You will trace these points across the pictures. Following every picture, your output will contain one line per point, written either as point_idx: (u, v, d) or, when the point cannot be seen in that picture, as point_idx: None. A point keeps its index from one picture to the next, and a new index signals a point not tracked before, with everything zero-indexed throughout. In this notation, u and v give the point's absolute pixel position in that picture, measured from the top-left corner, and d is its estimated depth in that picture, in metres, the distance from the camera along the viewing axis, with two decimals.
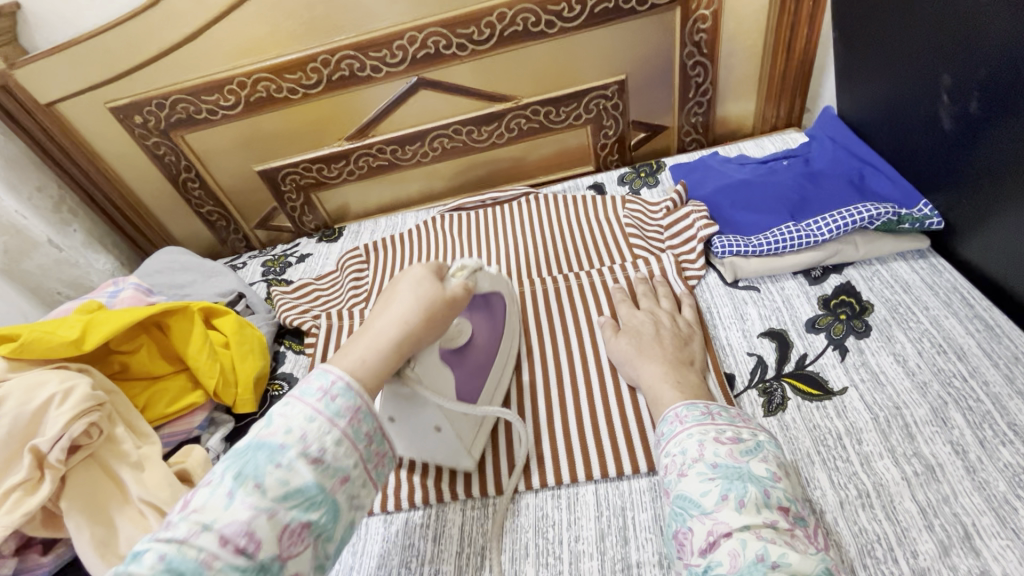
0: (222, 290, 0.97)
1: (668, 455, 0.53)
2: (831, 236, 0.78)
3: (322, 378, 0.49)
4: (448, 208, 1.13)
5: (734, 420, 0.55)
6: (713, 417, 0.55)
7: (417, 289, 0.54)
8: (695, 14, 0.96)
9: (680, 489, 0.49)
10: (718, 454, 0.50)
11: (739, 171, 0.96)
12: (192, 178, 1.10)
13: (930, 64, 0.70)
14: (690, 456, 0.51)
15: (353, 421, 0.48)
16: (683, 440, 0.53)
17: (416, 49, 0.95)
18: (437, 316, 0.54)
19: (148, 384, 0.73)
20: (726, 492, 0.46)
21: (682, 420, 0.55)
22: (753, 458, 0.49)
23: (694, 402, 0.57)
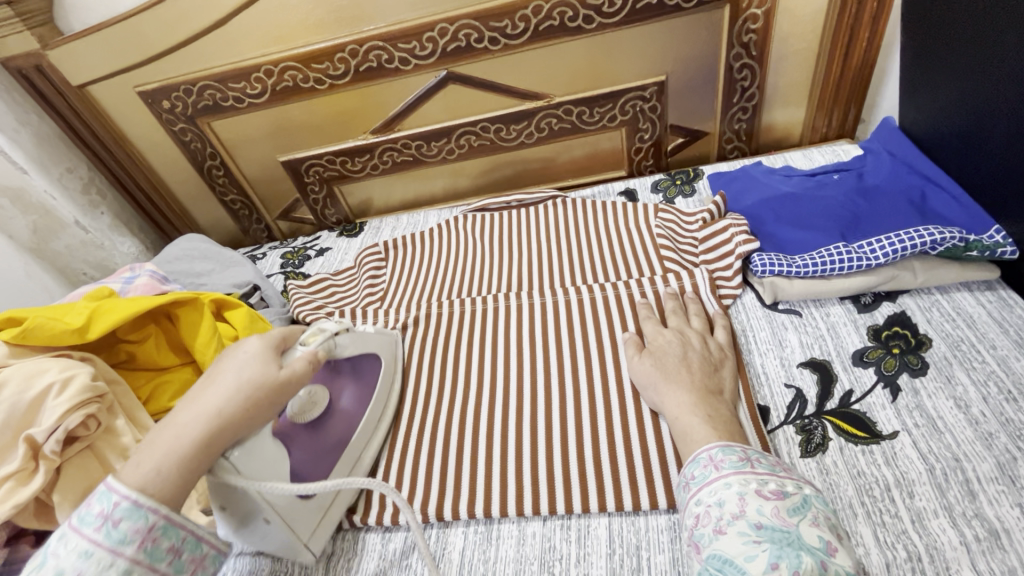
0: (238, 281, 0.96)
1: (700, 504, 0.48)
2: (886, 260, 0.71)
3: (104, 499, 0.41)
4: (471, 208, 1.09)
5: (775, 469, 0.49)
6: (753, 464, 0.49)
7: (243, 366, 0.50)
8: (746, 13, 0.89)
9: (716, 549, 0.44)
10: (762, 512, 0.44)
11: (784, 183, 0.89)
12: (217, 166, 1.09)
13: (1016, 74, 0.62)
14: (729, 511, 0.46)
15: (149, 542, 0.41)
16: (720, 489, 0.48)
17: (446, 42, 0.91)
18: (263, 401, 0.49)
19: (153, 376, 0.71)
20: (775, 560, 0.41)
21: (719, 466, 0.50)
22: (802, 518, 0.44)
23: (731, 445, 0.52)
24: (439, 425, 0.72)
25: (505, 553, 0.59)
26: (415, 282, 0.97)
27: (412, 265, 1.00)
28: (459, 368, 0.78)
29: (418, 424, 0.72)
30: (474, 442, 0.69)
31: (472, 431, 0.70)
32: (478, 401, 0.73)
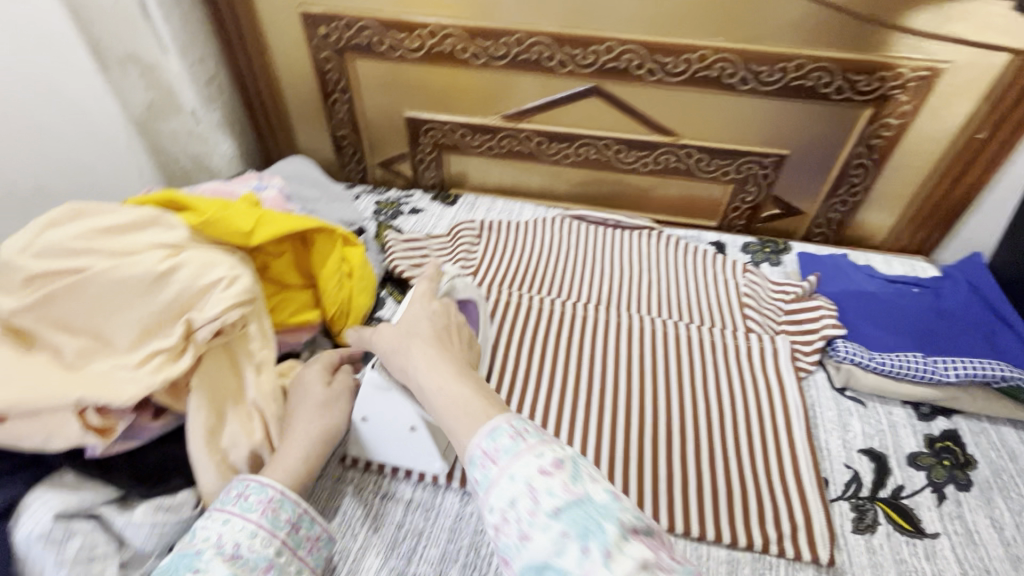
0: (344, 217, 0.98)
1: (494, 512, 0.43)
2: (957, 380, 0.78)
3: (237, 487, 0.56)
4: (568, 214, 1.14)
5: (543, 435, 0.45)
6: (524, 437, 0.45)
7: (307, 391, 0.65)
8: (883, 119, 0.95)
9: (529, 557, 0.40)
10: (552, 493, 0.41)
11: (868, 282, 0.96)
12: (343, 100, 1.12)
13: None
14: (523, 508, 0.41)
15: (269, 511, 0.55)
16: (504, 486, 0.43)
17: (608, 59, 0.96)
18: (334, 404, 0.66)
19: (279, 290, 0.74)
20: (585, 544, 0.39)
21: (497, 457, 0.44)
22: (581, 482, 0.42)
23: (500, 424, 0.46)
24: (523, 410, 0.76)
25: None
26: (506, 269, 1.01)
27: (505, 251, 1.05)
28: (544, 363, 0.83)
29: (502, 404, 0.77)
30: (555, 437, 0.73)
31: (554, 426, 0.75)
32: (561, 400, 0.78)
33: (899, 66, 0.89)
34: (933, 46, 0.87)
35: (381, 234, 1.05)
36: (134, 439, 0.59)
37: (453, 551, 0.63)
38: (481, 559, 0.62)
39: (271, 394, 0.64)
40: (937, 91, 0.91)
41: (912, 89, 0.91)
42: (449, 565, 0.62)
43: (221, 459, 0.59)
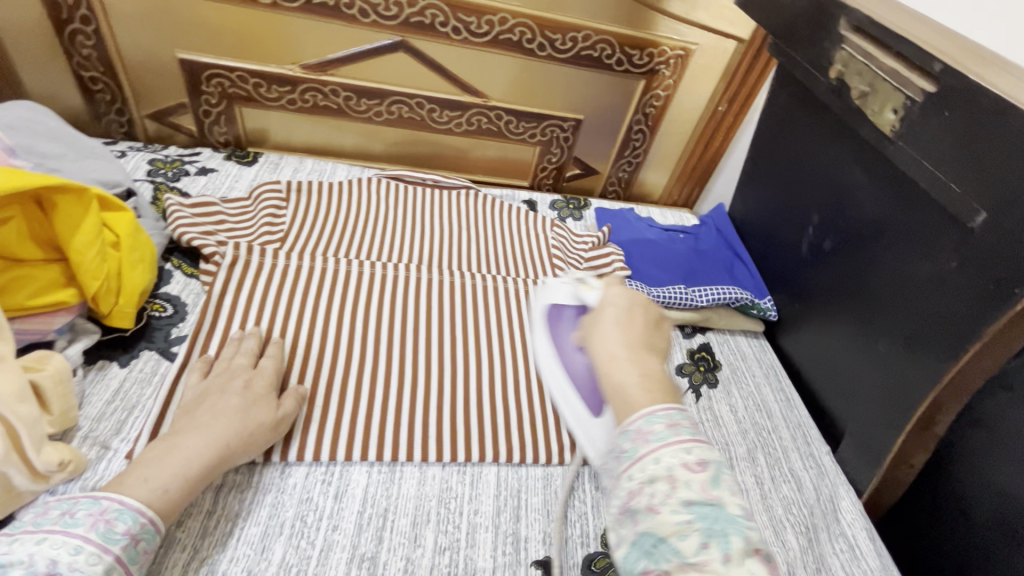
0: (103, 177, 0.81)
1: (631, 480, 0.46)
2: (708, 304, 0.98)
3: (27, 510, 0.48)
4: (384, 174, 1.10)
5: (697, 433, 0.48)
6: (677, 431, 0.48)
7: (245, 398, 0.61)
8: (653, 91, 1.11)
9: (651, 526, 0.43)
10: (691, 488, 0.44)
11: (647, 231, 1.13)
12: (88, 33, 0.90)
13: (808, 206, 0.91)
14: (662, 489, 0.44)
15: (40, 517, 0.47)
16: (648, 466, 0.46)
17: (412, 13, 0.94)
18: (259, 438, 0.60)
19: (9, 266, 0.59)
20: (706, 539, 0.41)
21: (646, 438, 0.47)
22: (723, 489, 0.44)
23: (654, 411, 0.49)
24: (348, 374, 0.74)
25: (406, 491, 0.66)
26: (319, 233, 0.95)
27: (317, 214, 0.98)
28: (367, 323, 0.82)
29: (317, 375, 0.73)
30: (383, 395, 0.73)
31: (380, 385, 0.74)
32: (395, 365, 0.77)
33: (662, 44, 1.04)
34: (684, 29, 1.03)
35: (160, 197, 0.90)
36: None
37: (276, 526, 0.60)
38: (308, 526, 0.61)
39: (16, 394, 0.53)
40: (690, 68, 1.09)
41: (673, 66, 1.08)
42: (274, 540, 0.59)
43: None
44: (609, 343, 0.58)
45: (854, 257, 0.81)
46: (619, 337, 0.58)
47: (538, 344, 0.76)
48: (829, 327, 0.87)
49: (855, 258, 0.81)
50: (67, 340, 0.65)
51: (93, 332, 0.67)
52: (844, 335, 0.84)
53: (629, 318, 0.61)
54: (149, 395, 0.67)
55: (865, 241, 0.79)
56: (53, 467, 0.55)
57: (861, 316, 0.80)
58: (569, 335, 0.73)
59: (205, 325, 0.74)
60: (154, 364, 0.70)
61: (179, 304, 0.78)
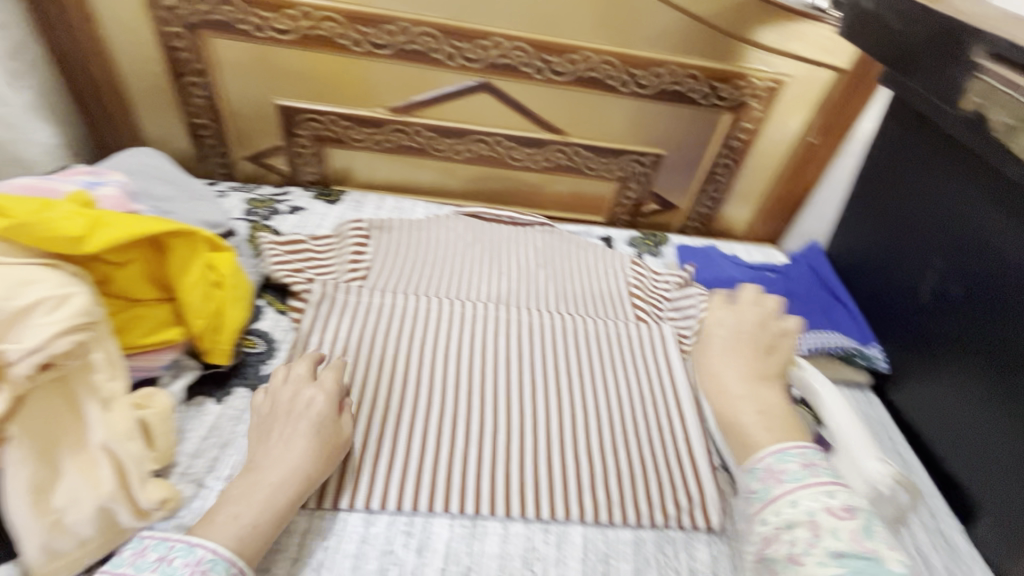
0: (207, 218, 0.86)
1: (767, 525, 0.51)
2: (807, 352, 0.90)
3: (134, 547, 0.51)
4: (462, 211, 1.11)
5: (836, 477, 0.52)
6: (813, 472, 0.52)
7: (314, 420, 0.60)
8: (740, 124, 1.06)
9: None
10: (841, 538, 0.48)
11: (732, 269, 1.07)
12: (200, 84, 0.97)
13: (929, 249, 0.82)
14: (804, 536, 0.49)
15: (139, 557, 0.50)
16: (785, 508, 0.50)
17: (496, 55, 0.95)
18: (327, 455, 0.60)
19: (125, 306, 0.62)
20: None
21: (779, 478, 0.52)
22: (876, 540, 0.48)
23: (789, 449, 0.54)
24: (429, 417, 0.73)
25: (489, 548, 0.63)
26: (399, 271, 0.96)
27: (397, 251, 0.99)
28: (447, 364, 0.80)
29: (398, 418, 0.72)
30: (465, 442, 0.71)
31: (462, 430, 0.72)
32: (468, 404, 0.75)
33: (752, 76, 1.00)
34: (776, 60, 0.98)
35: (254, 235, 0.93)
36: None
37: None
38: None
39: (128, 433, 0.55)
40: (782, 99, 1.03)
41: (763, 98, 1.03)
42: None
43: (54, 520, 0.50)
44: (723, 376, 0.61)
45: (993, 310, 0.71)
46: (734, 368, 0.61)
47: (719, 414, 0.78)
48: (950, 383, 0.78)
49: (994, 311, 0.71)
50: (170, 376, 0.68)
51: (195, 368, 0.71)
52: (974, 396, 0.74)
53: (741, 348, 0.63)
54: (240, 433, 0.68)
55: (1007, 291, 0.70)
56: (155, 506, 0.56)
57: (993, 373, 0.71)
58: None
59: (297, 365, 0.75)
60: (246, 402, 0.71)
61: (271, 340, 0.80)
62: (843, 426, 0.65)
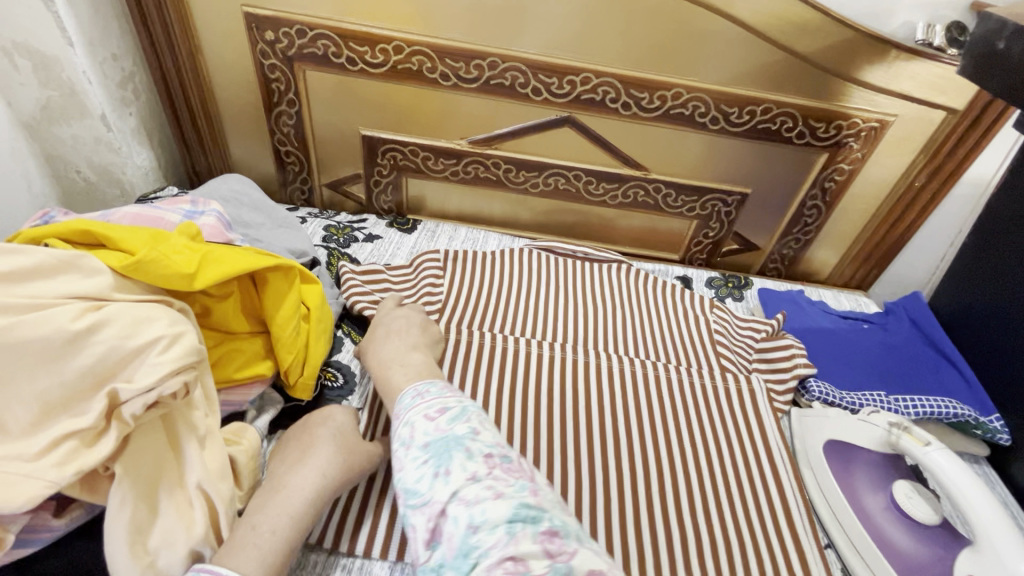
0: (293, 246, 0.86)
1: (400, 450, 0.52)
2: (916, 418, 0.82)
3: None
4: (535, 245, 1.08)
5: (444, 393, 0.57)
6: (450, 392, 0.57)
7: (342, 434, 0.62)
8: (836, 165, 1.00)
9: (404, 484, 0.49)
10: (428, 432, 0.51)
11: (823, 319, 1.00)
12: (290, 113, 0.99)
13: None
14: (405, 439, 0.52)
15: None
16: (409, 423, 0.53)
17: (584, 90, 0.93)
18: (353, 464, 0.60)
19: (222, 340, 0.62)
20: (437, 467, 0.47)
21: (422, 408, 0.54)
22: (457, 422, 0.51)
23: (436, 381, 0.60)
24: None
25: None
26: (476, 305, 0.94)
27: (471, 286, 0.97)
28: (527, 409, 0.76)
29: None
30: None
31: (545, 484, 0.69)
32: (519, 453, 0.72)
33: (854, 116, 0.94)
34: (883, 100, 0.92)
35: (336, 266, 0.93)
36: (29, 545, 0.46)
37: None
38: None
39: (219, 471, 0.54)
40: (884, 140, 0.97)
41: (863, 139, 0.97)
42: None
43: (148, 562, 0.48)
44: (398, 346, 0.70)
45: None
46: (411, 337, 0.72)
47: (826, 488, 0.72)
48: None
49: None
50: (255, 412, 0.67)
51: (277, 403, 0.69)
52: None
53: (425, 328, 0.76)
54: None
55: None
56: None
57: None
58: (868, 491, 0.68)
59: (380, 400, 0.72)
60: None
61: (349, 373, 0.79)
62: (977, 511, 0.57)
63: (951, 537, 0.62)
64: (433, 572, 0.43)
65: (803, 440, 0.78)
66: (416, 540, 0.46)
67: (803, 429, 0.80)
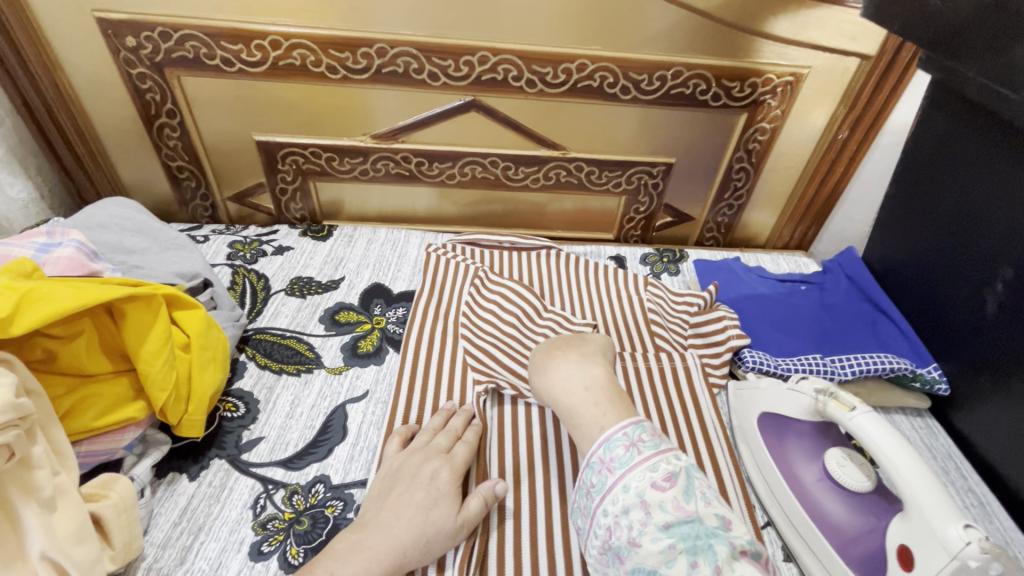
0: (181, 269, 0.79)
1: (608, 516, 0.48)
2: (853, 376, 0.79)
3: None
4: (460, 239, 1.02)
5: (659, 446, 0.49)
6: (641, 450, 0.49)
7: (432, 493, 0.55)
8: (757, 124, 0.97)
9: (638, 560, 0.45)
10: (665, 509, 0.46)
11: (760, 284, 0.96)
12: (173, 125, 0.92)
13: (994, 254, 0.71)
14: (637, 517, 0.46)
15: None
16: (620, 495, 0.47)
17: (483, 70, 0.88)
18: (436, 544, 0.53)
19: (76, 385, 0.56)
20: (692, 557, 0.43)
21: (611, 469, 0.49)
22: (694, 499, 0.46)
23: (613, 437, 0.50)
24: None
25: None
26: (394, 310, 0.88)
27: (390, 290, 0.92)
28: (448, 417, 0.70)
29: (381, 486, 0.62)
30: None
31: None
32: None
33: (767, 72, 0.90)
34: (793, 52, 0.89)
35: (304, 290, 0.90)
36: None
37: None
38: None
39: (73, 536, 0.48)
40: (802, 93, 0.94)
41: (781, 94, 0.93)
42: None
43: None
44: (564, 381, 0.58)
45: None
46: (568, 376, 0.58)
47: (759, 462, 0.69)
48: None
49: None
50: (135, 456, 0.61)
51: (162, 444, 0.63)
52: None
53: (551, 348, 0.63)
54: (216, 515, 0.60)
55: None
56: None
57: None
58: (799, 462, 0.65)
59: (400, 423, 0.68)
60: (223, 477, 0.64)
61: (251, 401, 0.73)
62: (905, 475, 0.54)
63: (884, 502, 0.59)
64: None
65: (738, 414, 0.75)
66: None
67: (737, 402, 0.76)
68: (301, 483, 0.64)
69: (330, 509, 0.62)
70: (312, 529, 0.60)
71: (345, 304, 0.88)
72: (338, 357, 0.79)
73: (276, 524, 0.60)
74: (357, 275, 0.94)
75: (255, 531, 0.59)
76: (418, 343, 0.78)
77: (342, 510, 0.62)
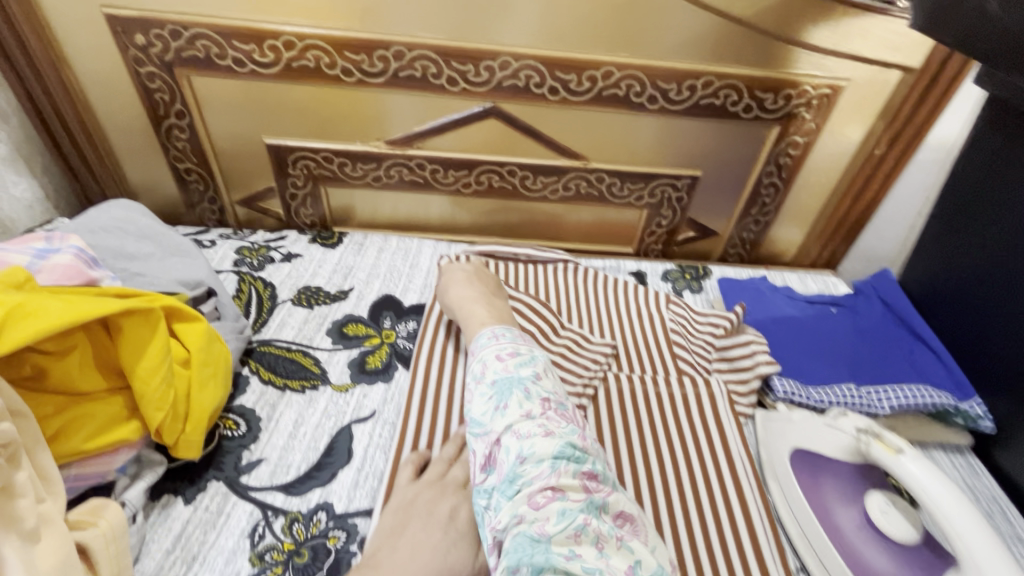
0: (185, 277, 0.76)
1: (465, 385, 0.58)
2: (890, 411, 0.74)
3: None
4: (474, 250, 0.98)
5: (516, 339, 0.58)
6: (499, 338, 0.58)
7: (449, 536, 0.51)
8: (789, 138, 0.92)
9: (471, 414, 0.52)
10: (495, 370, 0.53)
11: (788, 306, 0.91)
12: (181, 126, 0.89)
13: None
14: (476, 376, 0.55)
15: None
16: (473, 365, 0.57)
17: (504, 76, 0.84)
18: None
19: (67, 404, 0.53)
20: (499, 402, 0.50)
21: (474, 352, 0.59)
22: (523, 366, 0.53)
23: (484, 331, 0.61)
24: None
25: None
26: (404, 324, 0.85)
27: (400, 303, 0.88)
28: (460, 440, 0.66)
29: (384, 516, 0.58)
30: None
31: None
32: None
33: (803, 83, 0.86)
34: (832, 63, 0.84)
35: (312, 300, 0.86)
36: None
37: None
38: None
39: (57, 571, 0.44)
40: (838, 107, 0.89)
41: (816, 107, 0.88)
42: None
43: None
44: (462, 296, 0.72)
45: None
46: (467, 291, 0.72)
47: (793, 502, 0.64)
48: None
49: None
50: (129, 479, 0.57)
51: (157, 466, 0.60)
52: None
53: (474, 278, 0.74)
54: (211, 544, 0.57)
55: None
56: None
57: None
58: (837, 506, 0.62)
59: (409, 450, 0.64)
60: (221, 502, 0.60)
61: (253, 420, 0.69)
62: (957, 527, 0.50)
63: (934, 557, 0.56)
64: (487, 494, 0.47)
65: (768, 448, 0.70)
66: (475, 464, 0.50)
67: (768, 435, 0.71)
68: (303, 510, 0.60)
69: (332, 540, 0.58)
70: (312, 563, 0.56)
71: (353, 317, 0.84)
72: (345, 374, 0.76)
73: (274, 556, 0.56)
74: (367, 285, 0.90)
75: (252, 562, 0.56)
76: (428, 360, 0.74)
77: (344, 542, 0.58)
